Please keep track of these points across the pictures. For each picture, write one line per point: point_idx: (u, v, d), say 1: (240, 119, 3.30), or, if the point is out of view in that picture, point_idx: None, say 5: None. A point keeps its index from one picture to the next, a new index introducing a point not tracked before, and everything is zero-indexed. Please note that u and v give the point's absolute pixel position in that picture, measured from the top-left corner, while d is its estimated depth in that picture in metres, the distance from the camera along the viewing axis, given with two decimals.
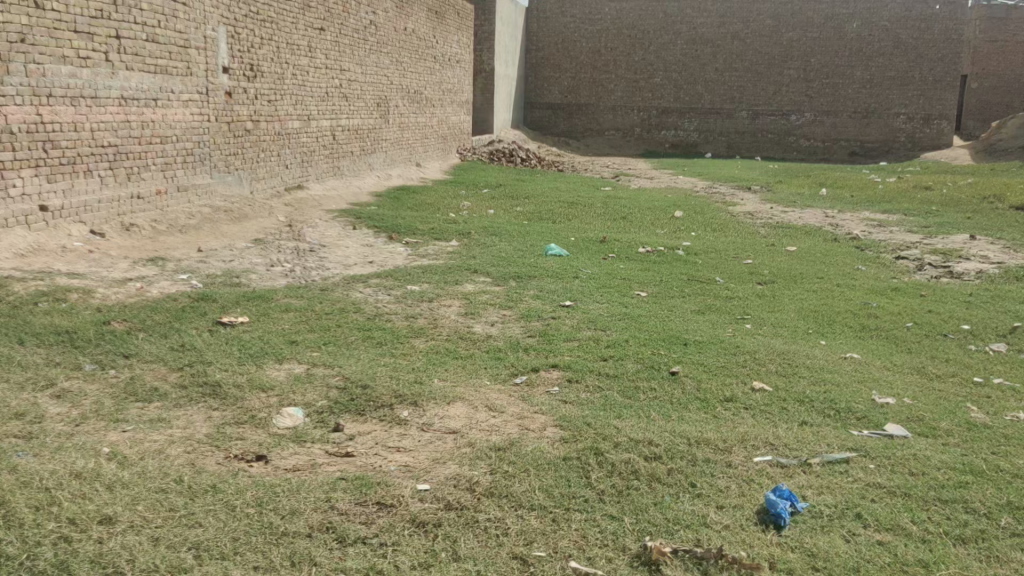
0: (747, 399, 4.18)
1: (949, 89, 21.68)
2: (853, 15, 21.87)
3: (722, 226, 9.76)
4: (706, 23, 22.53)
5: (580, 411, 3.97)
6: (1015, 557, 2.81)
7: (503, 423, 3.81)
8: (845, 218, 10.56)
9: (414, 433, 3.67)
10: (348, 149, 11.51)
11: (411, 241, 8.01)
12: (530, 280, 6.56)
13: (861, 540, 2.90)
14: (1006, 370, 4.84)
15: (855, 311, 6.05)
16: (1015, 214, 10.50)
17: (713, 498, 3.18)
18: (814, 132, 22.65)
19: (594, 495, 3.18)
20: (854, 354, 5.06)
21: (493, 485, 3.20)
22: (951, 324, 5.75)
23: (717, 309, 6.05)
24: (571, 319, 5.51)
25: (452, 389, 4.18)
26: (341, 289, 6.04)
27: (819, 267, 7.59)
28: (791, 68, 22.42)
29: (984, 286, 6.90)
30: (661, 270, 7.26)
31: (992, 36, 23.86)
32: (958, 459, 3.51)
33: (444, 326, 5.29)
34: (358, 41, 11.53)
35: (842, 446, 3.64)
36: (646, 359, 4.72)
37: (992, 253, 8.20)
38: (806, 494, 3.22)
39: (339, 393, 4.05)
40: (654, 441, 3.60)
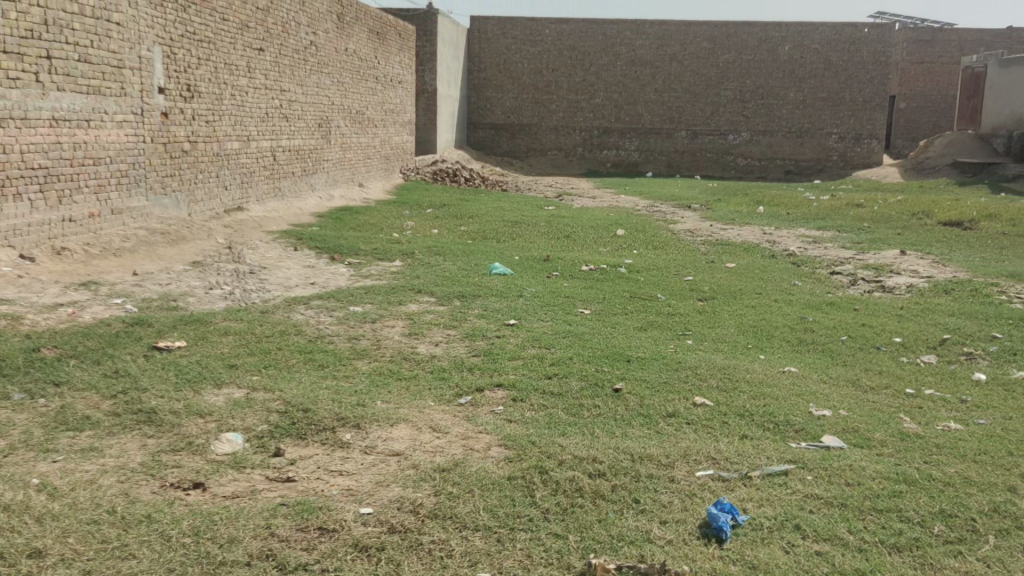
0: (689, 414, 4.24)
1: (878, 109, 22.52)
2: (785, 38, 22.49)
3: (663, 243, 9.90)
4: (645, 45, 22.92)
5: (525, 430, 3.97)
6: (948, 563, 2.89)
7: (447, 444, 3.79)
8: (781, 235, 10.82)
9: (356, 456, 3.63)
10: (288, 170, 11.37)
11: (354, 262, 7.96)
12: (474, 299, 6.57)
13: (800, 550, 2.96)
14: (936, 381, 4.99)
15: (793, 325, 6.20)
16: (942, 230, 10.88)
17: (656, 513, 3.21)
18: (751, 151, 23.21)
19: (539, 513, 3.18)
20: (792, 368, 5.17)
21: (438, 507, 3.18)
22: (884, 337, 5.91)
23: (659, 324, 6.13)
24: (515, 338, 5.53)
25: (396, 411, 4.15)
26: (282, 311, 5.96)
27: (756, 283, 7.77)
28: (728, 89, 22.93)
29: (915, 299, 7.13)
30: (603, 287, 7.34)
31: (919, 58, 24.77)
32: (892, 468, 3.60)
33: (387, 347, 5.26)
34: (298, 61, 11.45)
35: (781, 459, 3.71)
36: (590, 376, 4.74)
37: (921, 267, 8.48)
38: (747, 506, 3.27)
39: (280, 417, 3.98)
40: (598, 458, 3.62)
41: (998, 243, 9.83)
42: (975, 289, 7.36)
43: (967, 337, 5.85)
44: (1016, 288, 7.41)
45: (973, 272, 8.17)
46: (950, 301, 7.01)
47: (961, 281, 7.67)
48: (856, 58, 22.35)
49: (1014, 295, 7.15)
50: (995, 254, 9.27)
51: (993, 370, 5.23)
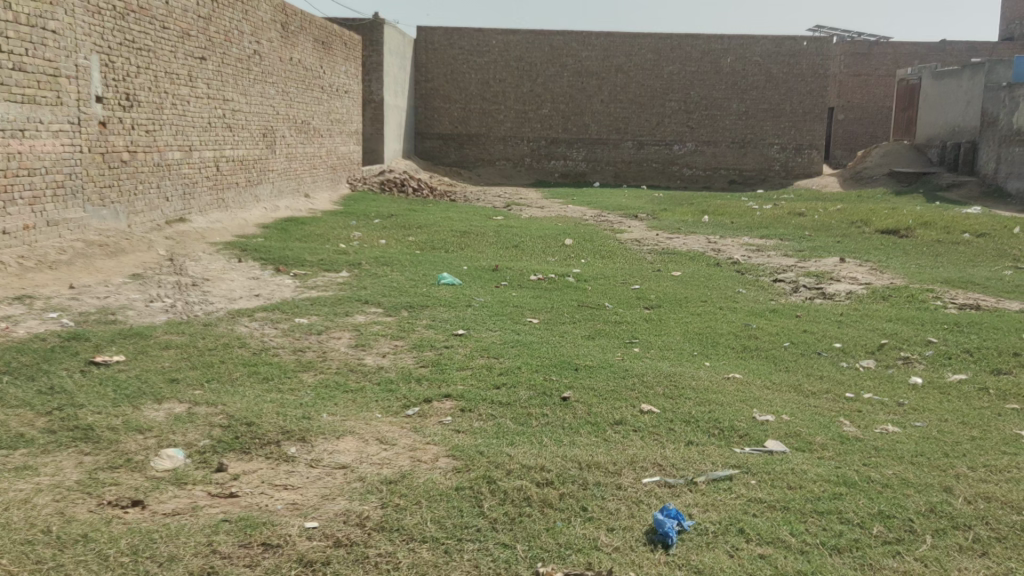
0: (636, 422, 4.28)
1: (818, 120, 23.09)
2: (727, 50, 22.91)
3: (610, 253, 9.98)
4: (591, 56, 23.15)
5: (473, 440, 3.96)
6: (887, 564, 2.95)
7: (394, 456, 3.76)
8: (726, 243, 11.01)
9: (302, 470, 3.58)
10: (232, 180, 11.21)
11: (299, 273, 7.87)
12: (422, 309, 6.55)
13: (744, 554, 3.00)
14: (875, 385, 5.12)
15: (736, 332, 6.30)
16: (880, 237, 11.19)
17: (603, 521, 3.23)
18: (695, 161, 23.59)
19: (486, 523, 3.17)
20: (736, 374, 5.26)
21: (384, 519, 3.15)
22: (824, 342, 6.05)
23: (607, 333, 6.18)
24: (464, 348, 5.52)
25: (343, 423, 4.11)
26: (225, 324, 5.87)
27: (701, 290, 7.89)
28: (673, 100, 23.26)
29: (854, 305, 7.32)
30: (552, 296, 7.38)
31: (856, 71, 25.48)
32: (833, 471, 3.68)
33: (333, 359, 5.21)
34: (241, 70, 11.31)
35: (726, 464, 3.76)
36: (538, 385, 4.75)
37: (860, 274, 8.71)
38: (692, 512, 3.31)
39: (223, 431, 3.91)
40: (546, 467, 3.63)
41: (933, 250, 10.15)
42: (911, 295, 7.58)
43: (904, 342, 6.02)
44: (949, 293, 7.65)
45: (909, 278, 8.41)
46: (888, 307, 7.20)
47: (898, 287, 7.90)
48: (796, 70, 22.89)
49: (947, 300, 7.39)
50: (930, 261, 9.56)
51: (929, 373, 5.39)
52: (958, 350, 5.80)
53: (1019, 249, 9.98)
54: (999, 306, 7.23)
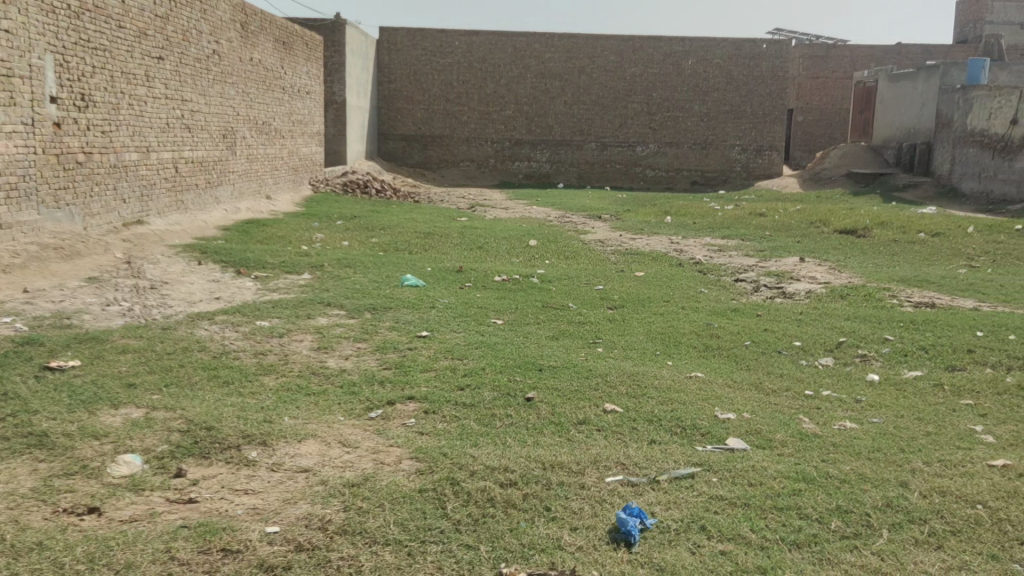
0: (600, 421, 4.30)
1: (777, 122, 23.40)
2: (688, 52, 23.11)
3: (575, 254, 10.01)
4: (554, 58, 23.22)
5: (437, 441, 3.96)
6: (844, 558, 3.00)
7: (357, 459, 3.74)
8: (689, 244, 11.11)
9: (262, 474, 3.54)
10: (192, 182, 11.05)
11: (260, 275, 7.79)
12: (385, 311, 6.52)
13: (705, 551, 3.03)
14: (834, 382, 5.20)
15: (699, 331, 6.36)
16: (838, 237, 11.36)
17: (567, 520, 3.24)
18: (658, 162, 23.78)
19: (449, 525, 3.16)
20: (698, 372, 5.31)
21: (347, 522, 3.13)
22: (785, 341, 6.13)
23: (572, 333, 6.20)
24: (427, 350, 5.50)
25: (305, 426, 4.07)
26: (184, 327, 5.79)
27: (664, 290, 7.95)
28: (635, 102, 23.43)
29: (813, 304, 7.44)
30: (516, 297, 7.38)
31: (814, 73, 25.87)
32: (792, 468, 3.73)
33: (295, 362, 5.16)
34: (200, 70, 11.16)
35: (688, 462, 3.79)
36: (502, 386, 4.76)
37: (819, 273, 8.83)
38: (654, 510, 3.33)
39: (182, 436, 3.86)
40: (509, 467, 3.63)
41: (889, 249, 10.33)
42: (869, 294, 7.70)
43: (862, 340, 6.12)
44: (905, 292, 7.79)
45: (867, 277, 8.54)
46: (846, 305, 7.32)
47: (856, 286, 8.02)
48: (756, 72, 23.17)
49: (903, 298, 7.53)
50: (887, 260, 9.73)
51: (886, 371, 5.49)
52: (914, 347, 5.92)
53: (972, 248, 10.20)
54: (953, 304, 7.37)
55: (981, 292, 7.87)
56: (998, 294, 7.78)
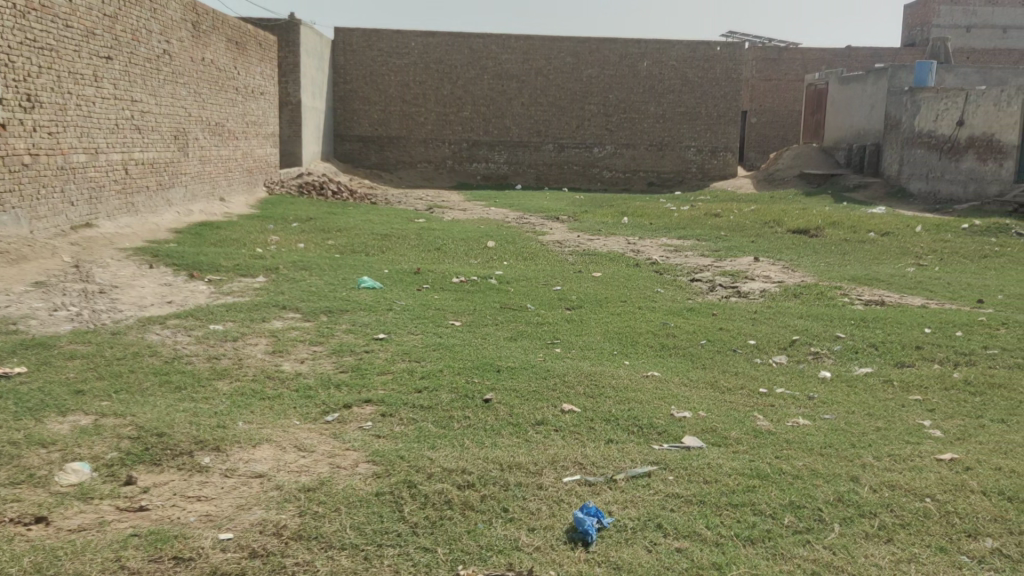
0: (557, 421, 4.31)
1: (731, 123, 23.71)
2: (644, 54, 23.29)
3: (533, 254, 10.06)
4: (510, 59, 23.24)
5: (394, 444, 3.93)
6: (797, 553, 3.05)
7: (313, 463, 3.70)
8: (645, 244, 11.20)
9: (215, 480, 3.49)
10: (143, 183, 10.86)
11: (213, 279, 7.68)
12: (341, 314, 6.47)
13: (661, 549, 3.06)
14: (787, 380, 5.28)
15: (655, 330, 6.42)
16: (791, 237, 11.54)
17: (525, 521, 3.24)
18: (615, 163, 23.95)
19: (406, 528, 3.14)
20: (655, 372, 5.36)
21: (303, 527, 3.10)
22: (739, 339, 6.20)
23: (529, 334, 6.22)
24: (384, 352, 5.47)
25: (259, 431, 4.02)
26: (134, 332, 5.68)
27: (621, 290, 8.02)
28: (592, 104, 23.58)
29: (767, 303, 7.53)
30: (474, 298, 7.39)
31: (767, 75, 26.26)
32: (746, 465, 3.78)
33: (249, 366, 5.09)
34: (150, 70, 10.98)
35: (644, 461, 3.82)
36: (459, 387, 4.75)
37: (773, 272, 8.96)
38: (611, 509, 3.35)
39: (132, 443, 3.78)
40: (467, 469, 3.62)
41: (841, 249, 10.52)
42: (821, 292, 7.84)
43: (813, 338, 6.22)
44: (856, 290, 7.95)
45: (819, 276, 8.70)
46: (800, 303, 7.45)
47: (808, 285, 8.15)
48: (710, 75, 23.44)
49: (854, 296, 7.67)
50: (838, 259, 9.91)
51: (837, 368, 5.59)
52: (865, 343, 6.04)
53: (919, 247, 10.43)
54: (902, 301, 7.53)
55: (928, 290, 8.05)
56: (944, 291, 7.97)
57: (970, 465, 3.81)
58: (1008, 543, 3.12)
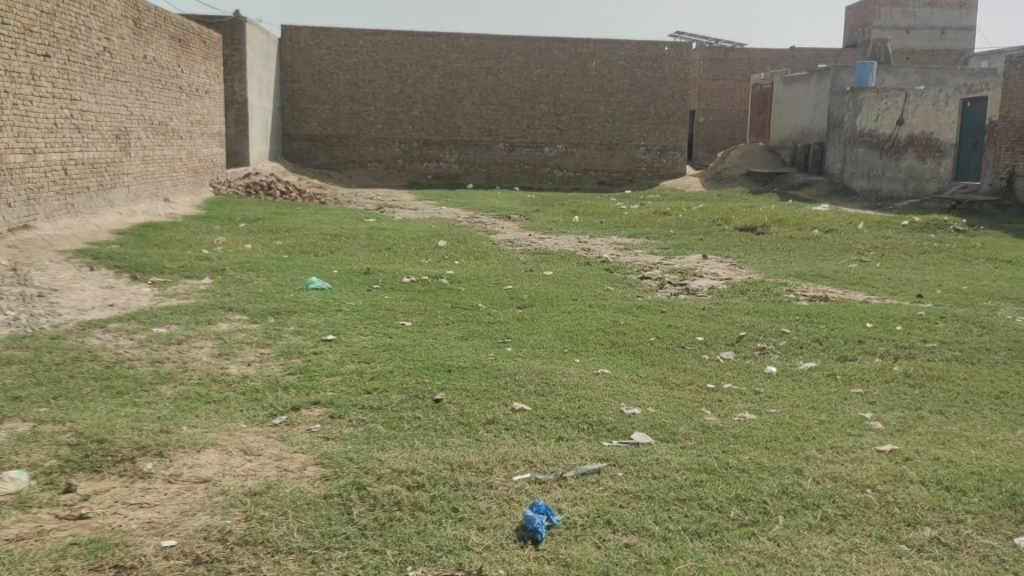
0: (508, 420, 4.31)
1: (680, 122, 23.97)
2: (593, 54, 23.45)
3: (484, 254, 10.04)
4: (460, 58, 23.19)
5: (343, 446, 3.89)
6: (743, 545, 3.09)
7: (259, 467, 3.65)
8: (595, 243, 11.25)
9: (159, 486, 3.42)
10: (83, 184, 10.59)
11: (158, 280, 7.54)
12: (289, 315, 6.41)
13: (610, 545, 3.08)
14: (735, 375, 5.36)
15: (605, 328, 6.48)
16: (739, 235, 11.71)
17: (474, 521, 3.24)
18: (566, 163, 24.05)
19: (356, 530, 3.12)
20: (605, 369, 5.39)
21: (249, 532, 3.05)
22: (688, 336, 6.28)
23: (480, 334, 6.20)
24: (333, 353, 5.42)
25: (204, 435, 3.95)
26: (75, 336, 5.54)
27: (571, 289, 8.05)
28: (542, 103, 23.65)
29: (715, 300, 7.62)
30: (426, 298, 7.38)
31: (714, 75, 26.62)
32: (695, 460, 3.82)
33: (194, 369, 5.00)
34: (90, 68, 10.72)
35: (593, 457, 3.85)
36: (410, 389, 4.72)
37: (720, 270, 9.09)
38: (561, 507, 3.37)
39: (71, 450, 3.69)
40: (417, 469, 3.61)
41: (787, 246, 10.71)
42: (767, 289, 7.96)
43: (760, 334, 6.32)
44: (801, 287, 8.11)
45: (765, 273, 8.85)
46: (746, 300, 7.57)
47: (755, 282, 8.28)
48: (658, 74, 23.69)
49: (799, 293, 7.81)
50: (784, 256, 10.10)
51: (783, 363, 5.68)
52: (809, 339, 6.15)
53: (861, 243, 10.66)
54: (845, 297, 7.69)
55: (870, 285, 8.24)
56: (885, 286, 8.16)
57: (909, 456, 3.91)
58: (946, 531, 3.21)
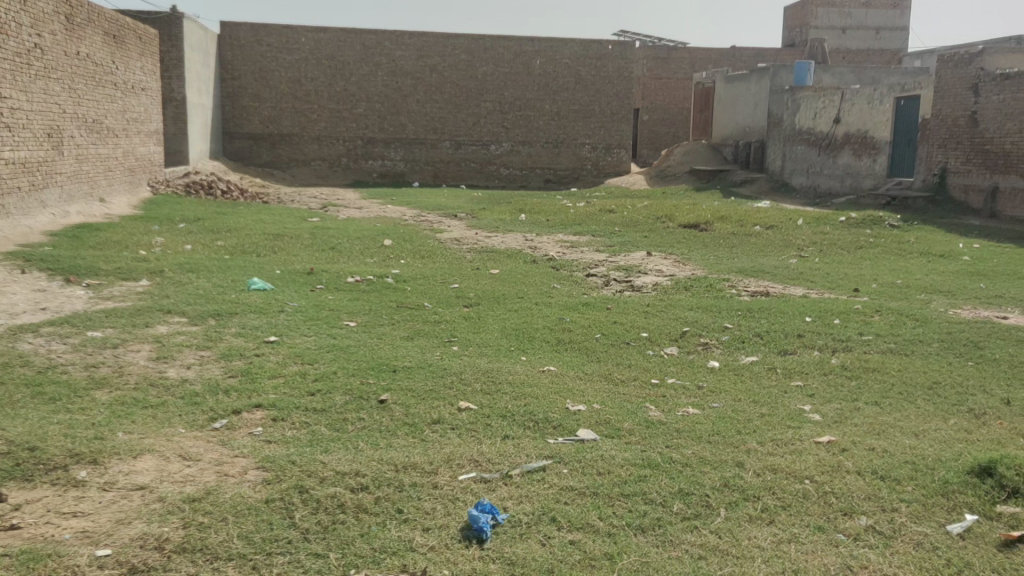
0: (453, 420, 4.30)
1: (624, 120, 24.19)
2: (538, 52, 23.53)
3: (430, 253, 9.97)
4: (404, 56, 23.06)
5: (285, 449, 3.84)
6: (685, 539, 3.13)
7: (198, 472, 3.57)
8: (542, 241, 11.26)
9: (93, 494, 3.33)
10: (14, 184, 10.27)
11: (93, 283, 7.35)
12: (230, 316, 6.29)
13: (555, 542, 3.09)
14: (679, 371, 5.42)
15: (551, 326, 6.47)
16: (683, 232, 11.85)
17: (419, 521, 3.22)
18: (512, 161, 24.08)
19: (298, 534, 3.08)
20: (550, 367, 5.41)
21: (187, 539, 2.99)
22: (633, 332, 6.33)
23: (425, 333, 6.17)
24: (275, 355, 5.33)
25: (141, 441, 3.86)
26: (4, 342, 5.36)
27: (518, 287, 8.04)
28: (488, 101, 23.63)
29: (660, 297, 7.68)
30: (370, 298, 7.29)
31: (657, 74, 26.91)
32: (638, 456, 3.86)
33: (131, 373, 4.88)
34: (21, 65, 10.42)
35: (539, 455, 3.85)
36: (354, 390, 4.67)
37: (664, 267, 9.18)
38: (506, 506, 3.36)
39: (1, 459, 3.57)
40: (361, 471, 3.57)
41: (730, 242, 10.86)
42: (710, 285, 8.06)
43: (703, 329, 6.40)
44: (743, 282, 8.24)
45: (708, 269, 8.97)
46: (689, 296, 7.66)
47: (698, 278, 8.39)
48: (603, 73, 23.88)
49: (741, 289, 7.93)
50: (727, 252, 10.25)
51: (725, 357, 5.77)
52: (751, 334, 6.25)
53: (801, 239, 10.87)
54: (784, 292, 7.85)
55: (809, 280, 8.40)
56: (824, 282, 8.33)
57: (846, 447, 4.00)
58: (881, 519, 3.29)
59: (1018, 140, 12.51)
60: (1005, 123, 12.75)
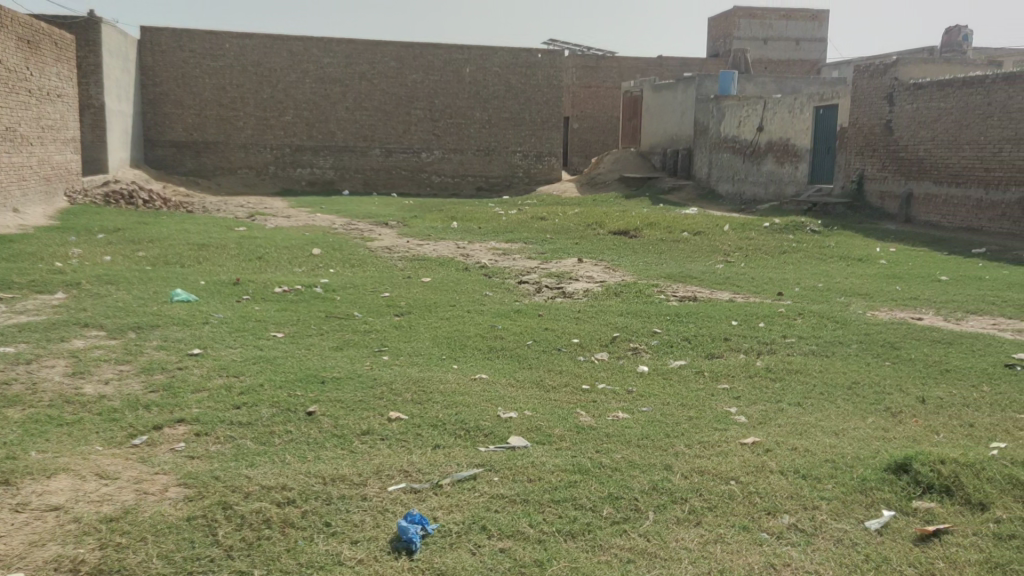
0: (384, 430, 4.24)
1: (555, 128, 24.38)
2: (468, 60, 23.62)
3: (360, 261, 9.86)
4: (332, 63, 22.83)
5: (209, 465, 3.73)
6: (615, 543, 3.15)
7: (116, 491, 3.45)
8: (475, 248, 11.29)
9: (4, 516, 3.19)
10: None
11: (5, 297, 7.05)
12: (152, 329, 6.11)
13: (485, 550, 3.08)
14: (609, 376, 5.48)
15: (484, 333, 6.49)
16: (613, 238, 12.01)
17: (347, 534, 3.17)
18: (443, 168, 24.01)
19: (221, 552, 3.00)
20: (482, 374, 5.40)
21: (104, 561, 2.89)
22: (564, 339, 6.37)
23: (356, 343, 6.10)
24: (199, 369, 5.19)
25: (55, 460, 3.71)
26: None
27: (449, 295, 8.03)
28: (418, 108, 23.57)
29: (592, 302, 7.76)
30: (298, 308, 7.17)
31: (586, 82, 27.22)
32: (569, 461, 3.88)
33: (45, 391, 4.68)
34: None
35: (470, 464, 3.84)
36: (280, 402, 4.57)
37: (595, 273, 9.28)
38: (436, 515, 3.34)
39: None
40: (287, 485, 3.50)
41: (659, 248, 11.03)
42: (639, 291, 8.17)
43: (632, 334, 6.49)
44: (672, 288, 8.37)
45: (637, 275, 9.10)
46: (620, 302, 7.75)
47: (628, 284, 8.50)
48: (532, 82, 24.07)
49: (670, 294, 8.06)
50: (655, 258, 10.40)
51: (654, 362, 5.84)
52: (679, 338, 6.35)
53: (727, 244, 11.12)
54: (711, 296, 8.02)
55: (735, 284, 8.59)
56: (750, 286, 8.53)
57: (770, 447, 4.09)
58: (803, 517, 3.37)
59: (930, 147, 13.01)
60: (918, 130, 13.26)
